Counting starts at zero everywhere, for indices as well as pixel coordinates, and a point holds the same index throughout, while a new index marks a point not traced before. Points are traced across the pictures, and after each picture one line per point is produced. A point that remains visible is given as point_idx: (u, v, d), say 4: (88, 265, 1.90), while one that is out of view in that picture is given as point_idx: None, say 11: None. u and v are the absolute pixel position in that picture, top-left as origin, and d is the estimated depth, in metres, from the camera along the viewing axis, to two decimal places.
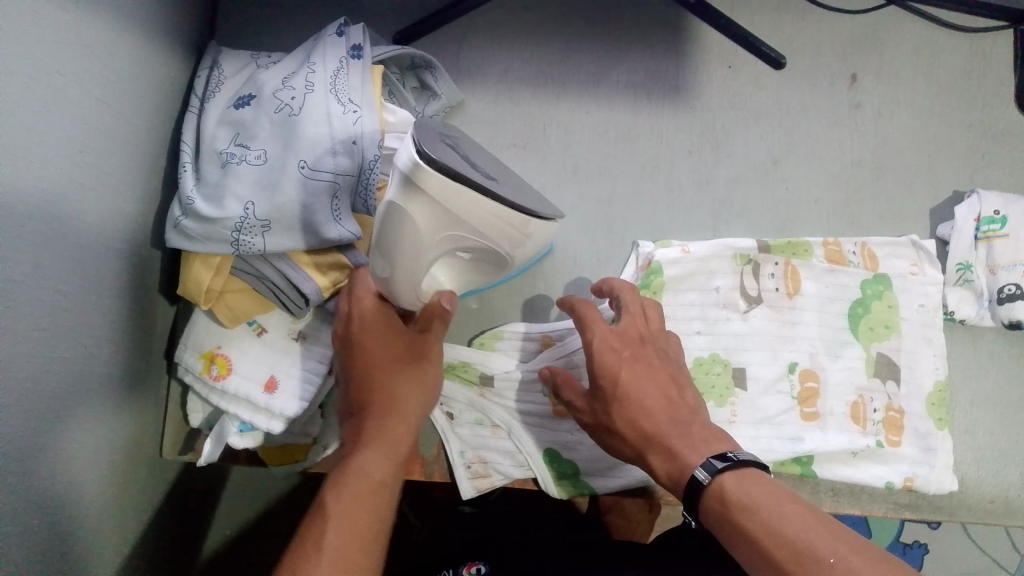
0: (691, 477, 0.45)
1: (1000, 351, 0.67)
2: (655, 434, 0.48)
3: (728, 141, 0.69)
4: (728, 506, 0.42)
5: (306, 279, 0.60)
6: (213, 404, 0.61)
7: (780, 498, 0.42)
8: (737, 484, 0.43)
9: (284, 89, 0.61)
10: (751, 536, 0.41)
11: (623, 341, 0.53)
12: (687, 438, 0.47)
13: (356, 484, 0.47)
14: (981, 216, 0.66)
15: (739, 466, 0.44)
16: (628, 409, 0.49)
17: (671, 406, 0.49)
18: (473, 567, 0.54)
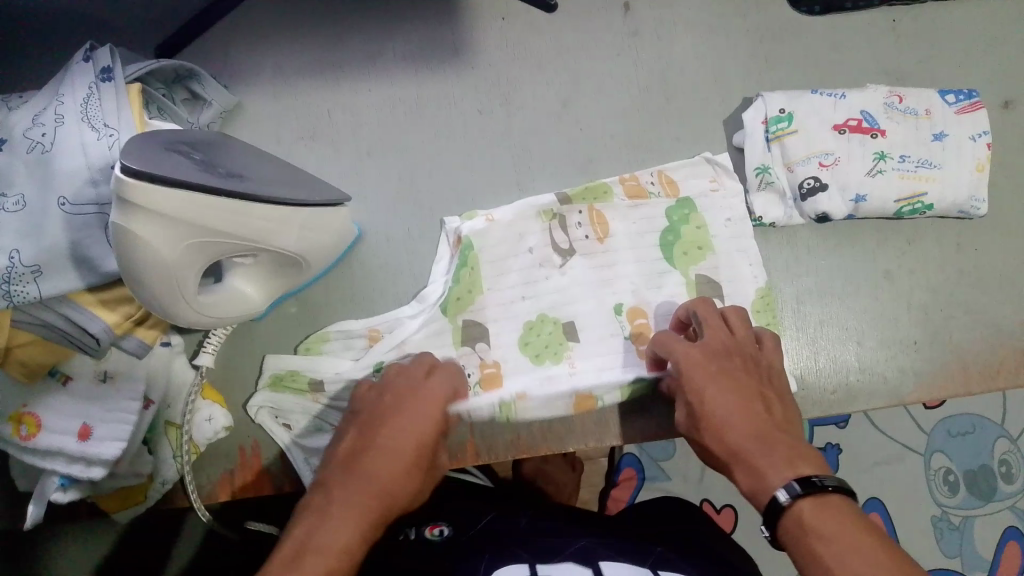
0: (772, 498, 0.45)
1: (816, 245, 0.68)
2: (742, 450, 0.49)
3: (516, 92, 0.69)
4: (804, 531, 0.43)
5: (92, 321, 0.57)
6: (29, 464, 0.59)
7: (847, 531, 0.41)
8: (817, 512, 0.43)
9: (34, 127, 0.57)
10: (824, 567, 0.40)
11: (706, 361, 0.55)
12: (772, 458, 0.47)
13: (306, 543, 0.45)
14: (768, 117, 0.67)
15: (821, 491, 0.44)
16: (712, 426, 0.52)
17: (757, 418, 0.51)
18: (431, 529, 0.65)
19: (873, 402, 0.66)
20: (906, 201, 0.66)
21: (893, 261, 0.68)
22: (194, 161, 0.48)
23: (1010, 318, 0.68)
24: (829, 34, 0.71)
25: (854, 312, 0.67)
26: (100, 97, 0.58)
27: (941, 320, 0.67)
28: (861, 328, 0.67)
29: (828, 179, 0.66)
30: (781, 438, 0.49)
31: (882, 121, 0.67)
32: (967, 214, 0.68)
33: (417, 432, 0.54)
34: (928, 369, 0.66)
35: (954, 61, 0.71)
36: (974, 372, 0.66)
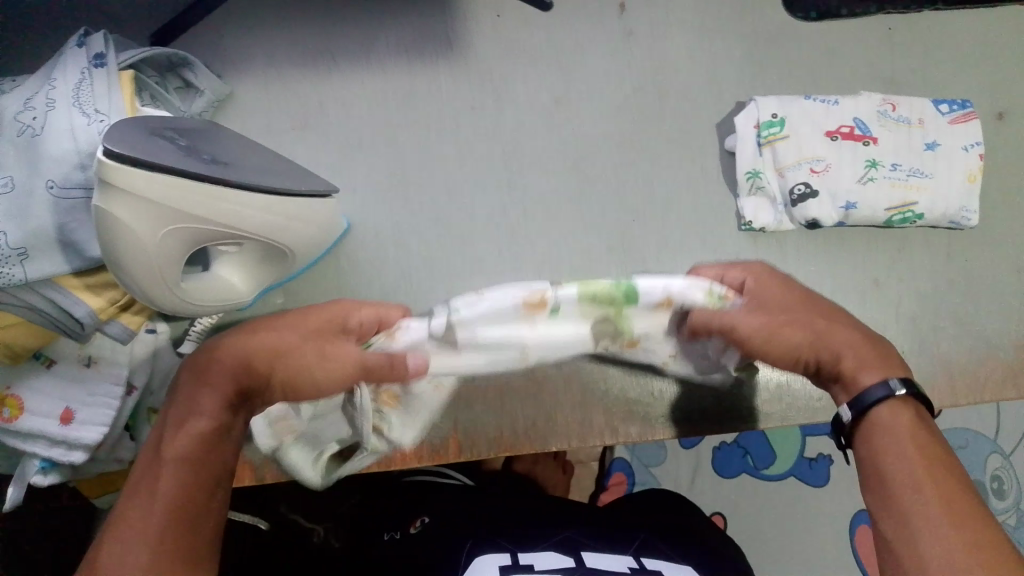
0: (866, 393, 0.48)
1: (806, 251, 0.68)
2: (839, 352, 0.50)
3: (508, 89, 0.69)
4: (874, 430, 0.47)
5: (76, 305, 0.57)
6: (11, 445, 0.59)
7: (914, 441, 0.45)
8: (892, 419, 0.47)
9: (25, 110, 0.58)
10: (890, 466, 0.45)
11: (786, 289, 0.54)
12: (869, 357, 0.50)
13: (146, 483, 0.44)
14: (760, 121, 0.67)
15: (902, 399, 0.47)
16: (800, 335, 0.51)
17: (837, 326, 0.52)
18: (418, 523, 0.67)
19: None
20: (897, 209, 0.66)
21: (882, 269, 0.68)
22: (178, 148, 0.49)
23: (998, 330, 0.67)
24: (824, 40, 0.71)
25: None
26: (92, 83, 0.58)
27: (929, 329, 0.67)
28: None
29: (819, 186, 0.66)
30: (879, 351, 0.50)
31: (874, 129, 0.67)
32: (958, 224, 0.68)
33: (273, 340, 0.50)
34: (916, 379, 0.66)
35: (949, 70, 0.71)
36: (960, 382, 0.66)
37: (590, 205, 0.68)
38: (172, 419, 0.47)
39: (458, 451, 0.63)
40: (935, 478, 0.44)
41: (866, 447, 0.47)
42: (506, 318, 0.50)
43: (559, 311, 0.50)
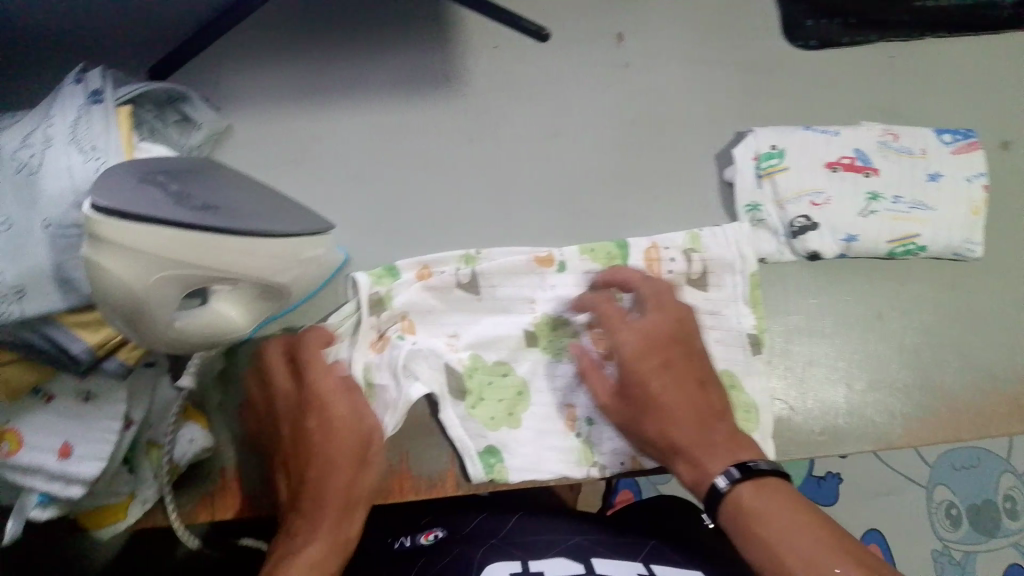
0: (713, 486, 0.53)
1: (806, 282, 0.67)
2: (682, 446, 0.56)
3: (504, 119, 0.69)
4: (742, 513, 0.52)
5: (73, 343, 0.58)
6: (9, 479, 0.60)
7: (794, 512, 0.50)
8: (754, 495, 0.52)
9: (23, 148, 0.59)
10: (764, 541, 0.50)
11: (670, 350, 0.59)
12: (712, 450, 0.55)
13: (298, 564, 0.56)
14: (759, 153, 0.67)
15: (756, 475, 0.52)
16: (660, 417, 0.57)
17: (702, 416, 0.57)
18: (431, 535, 0.68)
19: (863, 445, 0.64)
20: (897, 242, 0.66)
21: (884, 301, 0.67)
22: (168, 193, 0.49)
23: (1003, 362, 0.67)
24: (822, 69, 0.71)
25: (845, 351, 0.66)
26: (89, 121, 0.59)
27: (930, 362, 0.66)
28: (849, 369, 0.66)
29: (819, 218, 0.66)
30: (707, 435, 0.56)
31: (875, 160, 0.67)
32: (962, 256, 0.68)
33: (342, 434, 0.59)
34: (919, 413, 0.65)
35: (948, 98, 0.71)
36: (966, 416, 0.65)
37: (588, 237, 0.67)
38: (287, 549, 0.57)
39: (457, 482, 0.64)
40: (812, 529, 0.49)
41: (742, 533, 0.51)
42: (515, 268, 0.65)
43: (565, 267, 0.66)
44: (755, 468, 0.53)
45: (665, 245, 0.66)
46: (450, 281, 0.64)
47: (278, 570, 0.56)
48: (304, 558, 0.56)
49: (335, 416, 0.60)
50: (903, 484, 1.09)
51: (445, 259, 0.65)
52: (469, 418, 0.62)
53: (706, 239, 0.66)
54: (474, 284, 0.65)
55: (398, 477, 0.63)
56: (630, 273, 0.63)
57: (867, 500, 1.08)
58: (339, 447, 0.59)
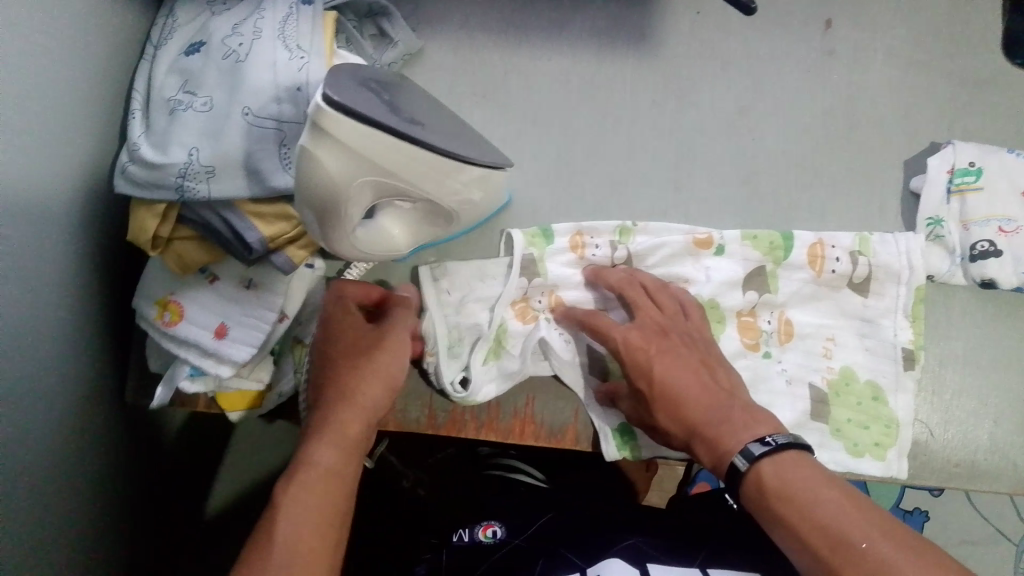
0: (732, 465, 0.52)
1: (971, 310, 0.65)
2: (699, 423, 0.55)
3: (694, 88, 0.68)
4: (765, 493, 0.51)
5: (248, 232, 0.59)
6: (166, 348, 0.63)
7: (825, 487, 0.49)
8: (775, 470, 0.51)
9: (233, 36, 0.60)
10: (790, 522, 0.49)
11: (648, 341, 0.59)
12: (728, 425, 0.54)
13: (307, 471, 0.52)
14: (955, 167, 0.64)
15: (777, 451, 0.51)
16: (669, 402, 0.57)
17: (709, 392, 0.56)
18: (489, 529, 0.68)
19: (998, 486, 0.62)
20: None
21: None
22: (382, 100, 0.49)
23: None
24: None
25: (1000, 388, 0.64)
26: (300, 18, 0.60)
27: None
28: (1002, 407, 0.63)
29: (1004, 246, 0.62)
30: (715, 410, 0.55)
31: None
32: None
33: (352, 343, 0.57)
34: None
35: None
36: None
37: (755, 222, 0.66)
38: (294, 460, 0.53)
39: (576, 438, 0.64)
40: (853, 510, 0.48)
41: (769, 515, 0.50)
42: (675, 249, 0.64)
43: (724, 249, 0.64)
44: (778, 442, 0.51)
45: (833, 244, 0.64)
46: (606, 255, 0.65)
47: (285, 481, 0.52)
48: (316, 466, 0.52)
49: (345, 329, 0.58)
50: (992, 536, 1.06)
51: (602, 230, 0.65)
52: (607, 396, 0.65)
53: (877, 244, 0.64)
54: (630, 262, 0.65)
55: (521, 422, 0.64)
56: (615, 277, 0.63)
57: (952, 544, 1.05)
58: (347, 349, 0.57)
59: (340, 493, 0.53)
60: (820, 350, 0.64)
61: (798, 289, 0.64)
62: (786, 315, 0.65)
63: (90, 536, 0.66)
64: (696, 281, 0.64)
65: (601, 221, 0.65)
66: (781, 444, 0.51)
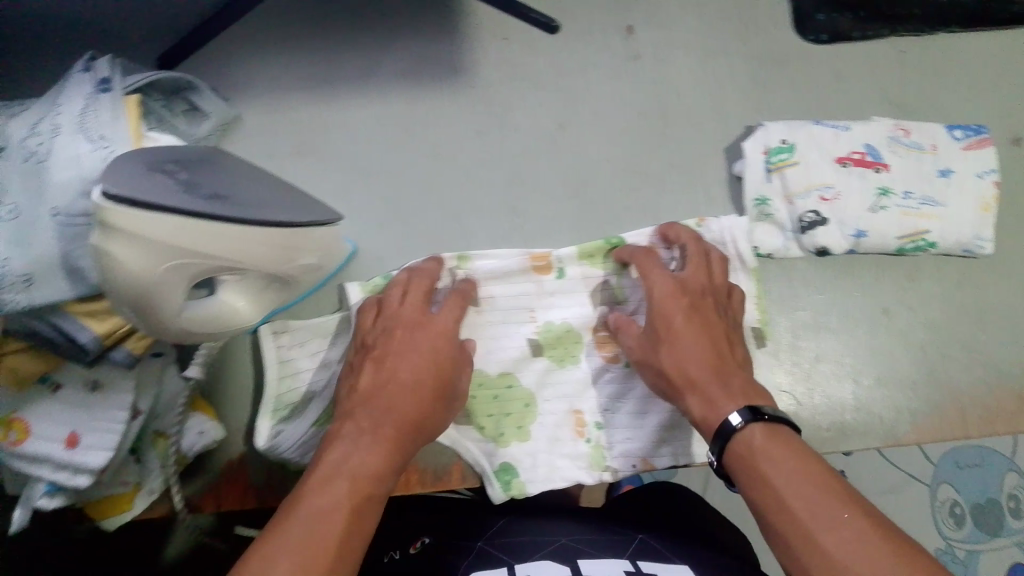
0: (723, 423, 0.52)
1: (813, 278, 0.68)
2: (701, 379, 0.55)
3: (512, 112, 0.70)
4: (739, 456, 0.51)
5: (80, 332, 0.56)
6: (17, 469, 0.60)
7: (799, 460, 0.49)
8: (763, 438, 0.50)
9: (31, 136, 0.58)
10: (758, 485, 0.49)
11: (704, 290, 0.61)
12: (726, 389, 0.54)
13: (342, 476, 0.48)
14: (769, 147, 0.68)
15: (771, 422, 0.51)
16: (676, 350, 0.57)
17: (718, 358, 0.57)
18: (417, 543, 0.66)
19: (871, 443, 0.64)
20: (908, 237, 0.67)
21: (893, 298, 0.68)
22: (179, 180, 0.49)
23: (1017, 362, 0.67)
24: (834, 62, 0.72)
25: (856, 347, 0.66)
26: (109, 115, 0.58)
27: (940, 359, 0.66)
28: (859, 365, 0.66)
29: (828, 214, 0.66)
30: (716, 377, 0.55)
31: (885, 155, 0.68)
32: (972, 252, 0.68)
33: (411, 365, 0.56)
34: (928, 413, 0.65)
35: (963, 92, 0.73)
36: (975, 415, 0.65)
37: (595, 230, 0.68)
38: (332, 459, 0.50)
39: (462, 476, 0.64)
40: (824, 481, 0.47)
41: (746, 479, 0.50)
42: (513, 274, 0.65)
43: (564, 273, 0.66)
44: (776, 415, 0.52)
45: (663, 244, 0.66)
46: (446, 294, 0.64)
47: (306, 494, 0.47)
48: (363, 471, 0.49)
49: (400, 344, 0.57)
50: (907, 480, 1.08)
51: (438, 265, 0.65)
52: (482, 438, 0.63)
53: (702, 234, 0.66)
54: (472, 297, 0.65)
55: (404, 471, 0.64)
56: (682, 234, 0.63)
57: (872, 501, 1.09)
58: (415, 374, 0.56)
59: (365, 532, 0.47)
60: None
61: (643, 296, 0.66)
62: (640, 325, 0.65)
63: None
64: (540, 307, 0.66)
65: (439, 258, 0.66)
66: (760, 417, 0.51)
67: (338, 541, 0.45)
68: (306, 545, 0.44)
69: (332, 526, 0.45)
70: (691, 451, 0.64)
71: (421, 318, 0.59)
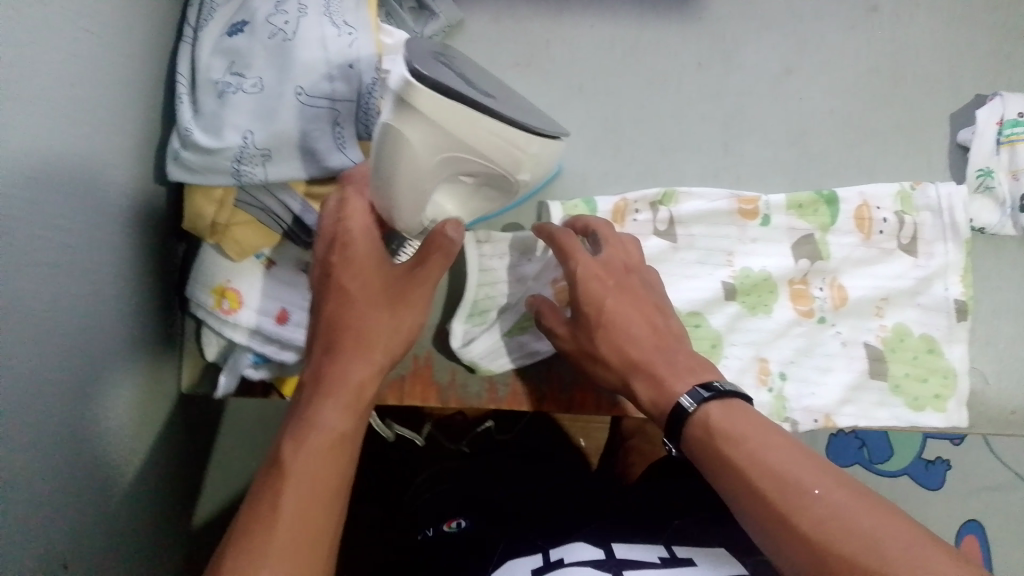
0: (678, 405, 0.51)
1: (1017, 260, 0.68)
2: (642, 360, 0.55)
3: (739, 51, 0.69)
4: (711, 434, 0.49)
5: (307, 215, 0.60)
6: (225, 337, 0.62)
7: (771, 431, 0.47)
8: (720, 414, 0.49)
9: (277, 14, 0.56)
10: (735, 463, 0.46)
11: (613, 274, 0.58)
12: (672, 368, 0.54)
13: (315, 439, 0.46)
14: (1004, 119, 0.66)
15: (724, 396, 0.50)
16: (613, 335, 0.56)
17: (657, 334, 0.56)
18: (454, 523, 0.68)
19: None
20: None
21: None
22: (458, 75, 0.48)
23: None
24: None
25: None
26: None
27: None
28: None
29: None
30: (653, 356, 0.55)
31: None
32: None
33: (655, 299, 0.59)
34: None
35: None
36: None
37: (805, 181, 0.68)
38: (295, 426, 0.47)
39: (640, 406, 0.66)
40: (806, 457, 0.45)
41: (710, 461, 0.48)
42: (719, 214, 0.65)
43: (768, 219, 0.65)
44: (718, 390, 0.51)
45: (878, 204, 0.66)
46: (647, 225, 0.64)
47: (278, 479, 0.45)
48: (326, 429, 0.47)
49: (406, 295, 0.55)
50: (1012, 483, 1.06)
51: (644, 196, 0.65)
52: None
53: (918, 200, 0.66)
54: (672, 231, 0.64)
55: (583, 391, 0.65)
56: (592, 219, 0.62)
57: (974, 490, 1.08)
58: (634, 319, 0.57)
59: (342, 499, 0.47)
60: (873, 310, 0.65)
61: (848, 253, 0.65)
62: (839, 281, 0.66)
63: (156, 530, 0.65)
64: (741, 251, 0.65)
65: (643, 189, 0.65)
66: (720, 398, 0.50)
67: (321, 518, 0.44)
68: (293, 536, 0.43)
69: (315, 513, 0.44)
70: (872, 413, 0.64)
71: (608, 243, 0.60)
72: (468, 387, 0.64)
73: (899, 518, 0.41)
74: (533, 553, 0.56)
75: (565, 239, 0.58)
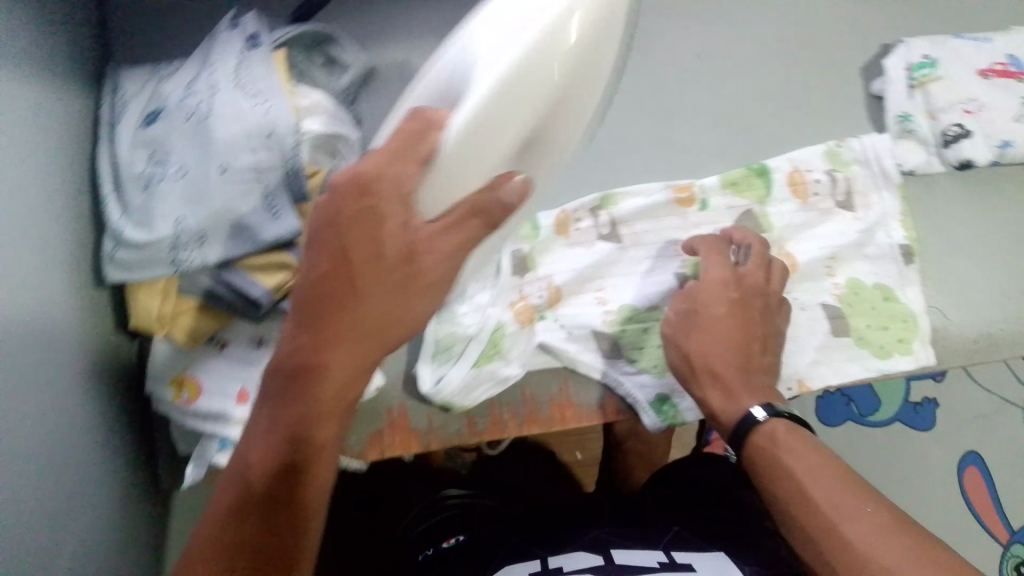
0: (747, 413, 0.55)
1: (954, 195, 0.70)
2: (722, 373, 0.58)
3: (651, 47, 0.71)
4: (774, 443, 0.53)
5: (252, 287, 0.57)
6: (189, 426, 0.61)
7: (826, 462, 0.52)
8: (786, 434, 0.53)
9: (189, 98, 0.58)
10: (794, 477, 0.51)
11: (730, 293, 0.62)
12: (743, 382, 0.58)
13: (241, 495, 0.44)
14: (912, 64, 0.70)
15: (792, 421, 0.55)
16: (712, 332, 0.60)
17: (748, 355, 0.60)
18: (452, 540, 0.70)
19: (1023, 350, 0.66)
20: None
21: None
22: None
23: None
24: None
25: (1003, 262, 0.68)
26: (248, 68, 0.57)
27: None
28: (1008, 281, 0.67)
29: (972, 126, 0.68)
30: (741, 365, 0.58)
31: None
32: None
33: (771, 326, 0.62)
34: None
35: None
36: None
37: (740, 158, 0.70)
38: (237, 458, 0.45)
39: (617, 411, 0.65)
40: (852, 487, 0.50)
41: (766, 470, 0.52)
42: (659, 209, 0.67)
43: (707, 204, 0.68)
44: (784, 412, 0.55)
45: (809, 169, 0.69)
46: (592, 231, 0.67)
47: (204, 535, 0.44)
48: (249, 476, 0.43)
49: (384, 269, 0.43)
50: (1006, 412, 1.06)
51: (585, 205, 0.67)
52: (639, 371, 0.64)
53: (846, 156, 0.69)
54: (617, 234, 0.67)
55: (559, 408, 0.64)
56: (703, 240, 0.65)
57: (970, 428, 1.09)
58: (725, 339, 0.60)
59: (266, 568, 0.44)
60: (824, 270, 0.67)
61: (791, 220, 0.68)
62: (788, 249, 0.67)
63: None
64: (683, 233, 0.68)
65: (581, 199, 0.68)
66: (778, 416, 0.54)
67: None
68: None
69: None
70: (843, 369, 0.64)
71: (737, 274, 0.63)
72: (447, 425, 0.63)
73: (941, 553, 0.45)
74: (532, 559, 0.61)
75: (705, 248, 0.64)
